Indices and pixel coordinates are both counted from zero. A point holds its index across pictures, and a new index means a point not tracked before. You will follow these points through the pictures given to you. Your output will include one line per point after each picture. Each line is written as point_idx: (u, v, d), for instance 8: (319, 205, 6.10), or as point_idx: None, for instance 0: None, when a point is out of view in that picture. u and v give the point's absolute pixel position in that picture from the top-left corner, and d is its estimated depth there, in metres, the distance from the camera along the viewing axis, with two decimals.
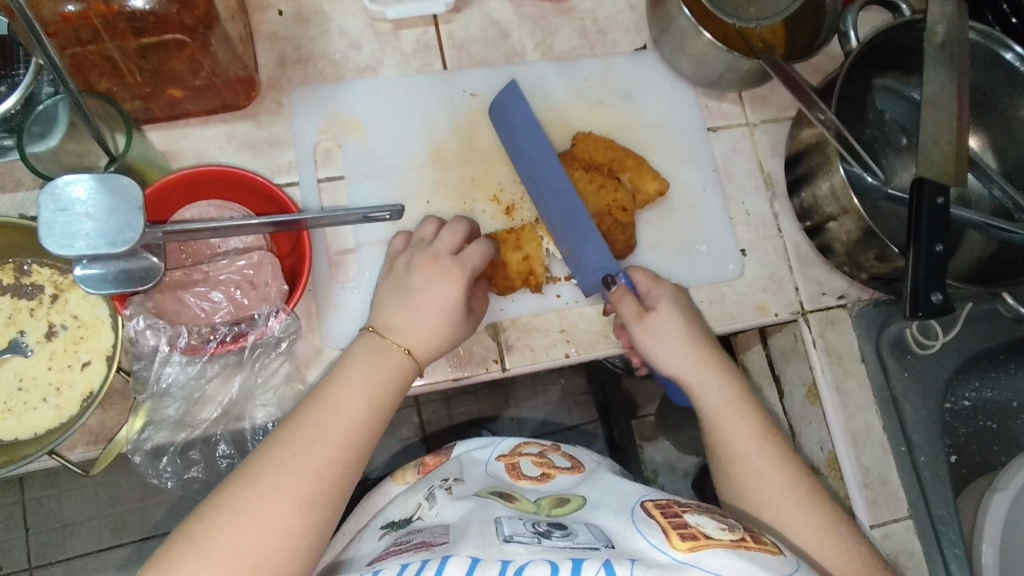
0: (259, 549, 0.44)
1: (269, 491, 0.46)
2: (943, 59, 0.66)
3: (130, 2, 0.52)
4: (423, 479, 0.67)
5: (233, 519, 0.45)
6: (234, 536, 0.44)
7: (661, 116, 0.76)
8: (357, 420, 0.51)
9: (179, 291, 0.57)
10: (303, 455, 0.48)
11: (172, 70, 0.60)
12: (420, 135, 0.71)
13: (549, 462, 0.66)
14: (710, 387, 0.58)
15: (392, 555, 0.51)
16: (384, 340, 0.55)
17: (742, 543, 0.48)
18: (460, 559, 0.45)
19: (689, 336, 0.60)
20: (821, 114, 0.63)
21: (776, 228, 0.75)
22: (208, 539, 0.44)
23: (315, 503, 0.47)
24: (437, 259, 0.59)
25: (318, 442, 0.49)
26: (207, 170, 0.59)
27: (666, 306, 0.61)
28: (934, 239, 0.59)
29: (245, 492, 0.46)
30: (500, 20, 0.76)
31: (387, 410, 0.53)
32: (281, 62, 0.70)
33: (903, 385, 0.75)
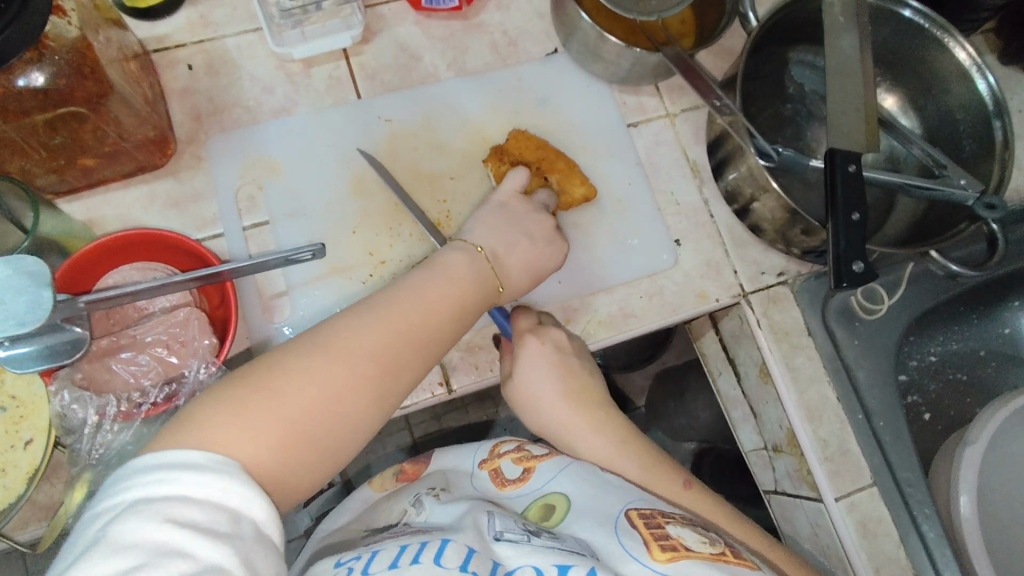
0: (315, 424, 0.47)
1: (333, 373, 0.49)
2: (845, 25, 0.67)
3: (21, 81, 0.53)
4: (409, 486, 0.69)
5: (268, 395, 0.46)
6: (295, 403, 0.47)
7: (581, 116, 0.76)
8: (427, 322, 0.55)
9: (106, 359, 0.57)
10: (370, 338, 0.51)
11: (78, 141, 0.60)
12: (341, 168, 0.71)
13: (528, 455, 0.65)
14: (583, 437, 0.63)
15: (390, 538, 0.54)
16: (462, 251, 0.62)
17: (721, 556, 0.50)
18: (457, 547, 0.49)
19: (563, 385, 0.64)
20: (718, 101, 0.63)
21: (708, 215, 0.75)
22: (269, 398, 0.46)
23: (377, 392, 0.51)
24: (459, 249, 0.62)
25: (386, 332, 0.52)
26: (123, 236, 0.59)
27: (526, 358, 0.64)
28: (851, 208, 0.60)
29: (287, 372, 0.48)
30: (410, 45, 0.76)
31: (463, 323, 0.58)
32: (196, 115, 0.71)
33: (854, 352, 0.74)
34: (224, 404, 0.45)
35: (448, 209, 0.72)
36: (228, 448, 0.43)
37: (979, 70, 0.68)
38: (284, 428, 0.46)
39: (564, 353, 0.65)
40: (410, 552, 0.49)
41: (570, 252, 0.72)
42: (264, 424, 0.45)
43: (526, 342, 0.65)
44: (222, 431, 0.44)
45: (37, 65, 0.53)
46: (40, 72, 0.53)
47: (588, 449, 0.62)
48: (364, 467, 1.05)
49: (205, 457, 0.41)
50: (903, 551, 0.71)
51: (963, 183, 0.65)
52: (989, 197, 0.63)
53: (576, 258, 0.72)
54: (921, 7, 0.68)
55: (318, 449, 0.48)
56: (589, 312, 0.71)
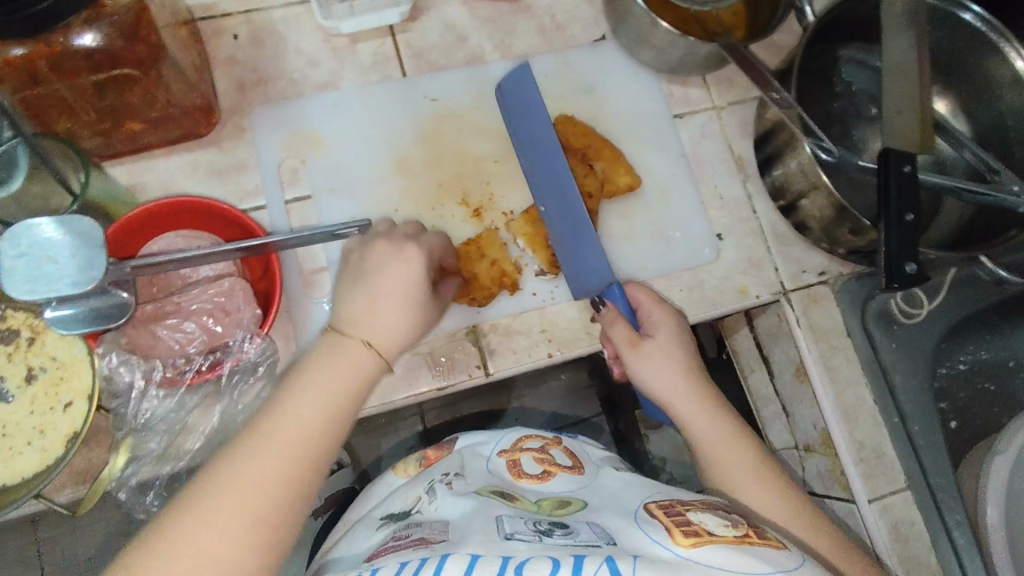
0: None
1: (214, 510, 0.42)
2: (905, 24, 0.66)
3: (75, 41, 0.51)
4: (424, 473, 0.67)
5: (173, 542, 0.41)
6: (177, 566, 0.41)
7: (626, 105, 0.76)
8: (305, 427, 0.47)
9: (151, 325, 0.57)
10: (250, 469, 0.44)
11: (127, 104, 0.59)
12: (385, 146, 0.71)
13: (550, 459, 0.65)
14: (705, 424, 0.59)
15: (393, 550, 0.51)
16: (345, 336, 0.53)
17: (745, 538, 0.49)
18: (459, 558, 0.46)
19: (685, 366, 0.61)
20: (775, 94, 0.62)
21: (751, 211, 0.74)
22: (147, 569, 0.40)
23: (264, 525, 0.44)
24: (391, 241, 0.58)
25: (270, 456, 0.45)
26: (169, 203, 0.59)
27: (658, 336, 0.62)
28: (904, 209, 0.59)
29: (187, 517, 0.42)
30: (457, 24, 0.75)
31: (344, 412, 0.50)
32: (240, 86, 0.70)
33: (892, 355, 0.74)
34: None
35: (491, 192, 0.71)
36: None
37: None
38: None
39: (688, 339, 0.64)
40: (412, 566, 0.46)
41: (610, 240, 0.72)
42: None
43: (661, 320, 0.64)
44: None
45: (93, 25, 0.51)
46: (93, 32, 0.51)
47: (713, 432, 0.59)
48: (382, 450, 1.05)
49: None
50: (933, 555, 0.71)
51: (1016, 190, 0.63)
52: None
53: (616, 247, 0.71)
54: (982, 11, 0.67)
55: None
56: None
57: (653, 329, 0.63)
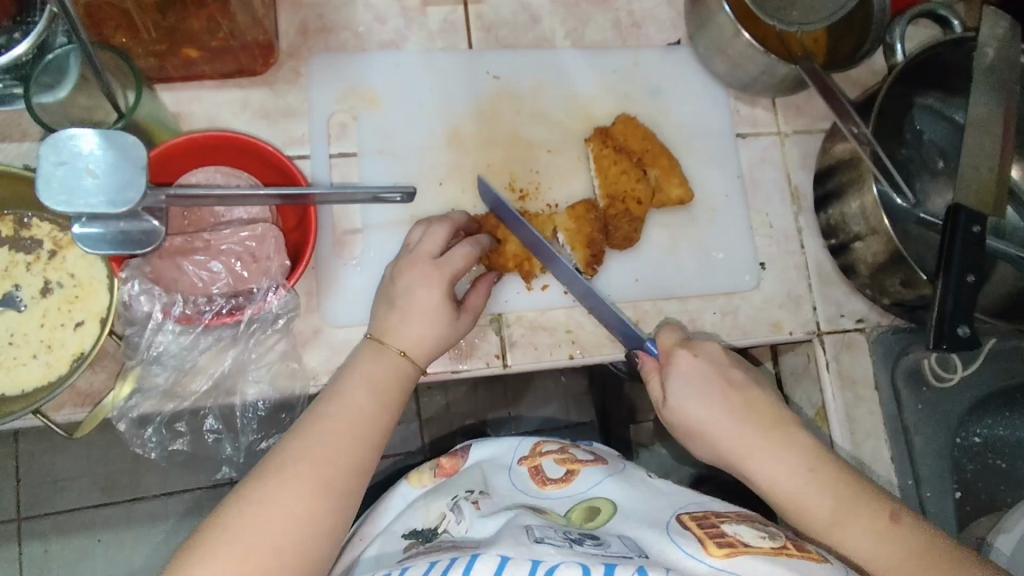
0: (281, 546, 0.45)
1: (289, 479, 0.47)
2: (990, 78, 0.64)
3: None
4: (443, 486, 0.64)
5: (254, 505, 0.46)
6: (254, 527, 0.45)
7: (690, 116, 0.73)
8: (366, 410, 0.52)
9: (178, 258, 0.55)
10: (315, 443, 0.49)
11: (187, 28, 0.57)
12: (439, 116, 0.69)
13: (572, 458, 0.64)
14: (763, 468, 0.53)
15: (423, 554, 0.52)
16: (384, 347, 0.56)
17: (784, 550, 0.48)
18: (489, 556, 0.45)
19: (719, 424, 0.55)
20: (854, 127, 0.60)
21: (798, 245, 0.72)
22: (226, 532, 0.45)
23: (330, 492, 0.48)
24: (418, 262, 0.57)
25: (336, 431, 0.50)
26: (215, 136, 0.57)
27: (677, 397, 0.57)
28: (966, 269, 0.57)
29: (267, 482, 0.47)
30: (531, 4, 0.73)
31: (399, 391, 0.55)
32: (303, 30, 0.68)
33: (916, 417, 0.72)
34: (198, 551, 0.44)
35: (539, 181, 0.69)
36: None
37: None
38: (258, 552, 0.44)
39: (727, 378, 0.57)
40: (440, 565, 0.47)
41: (651, 250, 0.69)
42: (233, 560, 0.43)
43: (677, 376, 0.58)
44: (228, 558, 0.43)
45: None
46: None
47: (779, 478, 0.53)
48: None
49: None
50: None
51: None
52: None
53: (656, 258, 0.69)
54: None
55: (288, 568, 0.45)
56: (659, 317, 0.68)
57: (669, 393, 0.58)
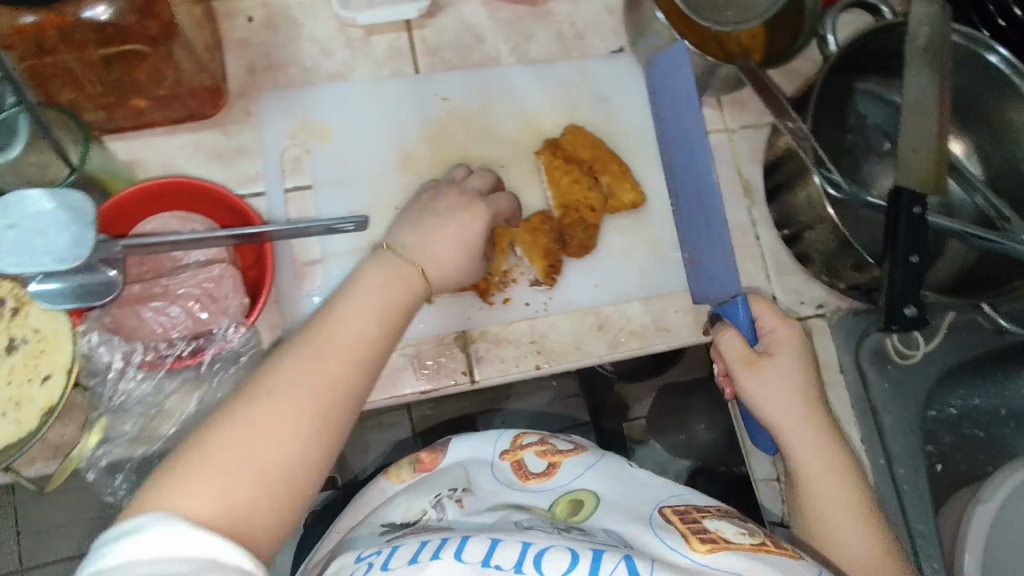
0: (270, 468, 0.43)
1: (277, 405, 0.45)
2: (928, 58, 0.65)
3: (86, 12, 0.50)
4: (425, 482, 0.65)
5: (240, 427, 0.43)
6: (240, 447, 0.42)
7: (638, 120, 0.75)
8: (363, 343, 0.49)
9: (137, 305, 0.56)
10: (306, 374, 0.46)
11: (133, 80, 0.59)
12: (391, 142, 0.70)
13: (552, 449, 0.65)
14: (807, 457, 0.56)
15: (410, 535, 0.52)
16: (393, 254, 0.56)
17: (762, 547, 0.49)
18: (479, 540, 0.47)
19: (802, 401, 0.57)
20: (791, 123, 0.61)
21: (754, 237, 0.73)
22: (207, 450, 0.42)
23: (322, 431, 0.45)
24: (463, 193, 0.63)
25: (334, 338, 0.48)
26: (166, 183, 0.58)
27: (779, 357, 0.59)
28: (911, 249, 0.58)
29: (252, 405, 0.44)
30: (474, 25, 0.74)
31: (391, 337, 0.52)
32: (250, 69, 0.70)
33: (884, 397, 0.73)
34: (172, 474, 0.41)
35: None
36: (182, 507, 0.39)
37: None
38: (245, 470, 0.42)
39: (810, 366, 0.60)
40: (430, 546, 0.47)
41: (609, 255, 0.71)
42: (212, 470, 0.41)
43: (791, 338, 0.60)
44: (207, 482, 0.41)
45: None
46: (105, 6, 0.50)
47: (813, 470, 0.56)
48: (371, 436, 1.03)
49: (148, 516, 0.38)
50: None
51: None
52: None
53: (615, 262, 0.71)
54: (1009, 55, 0.65)
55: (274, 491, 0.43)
56: (622, 321, 0.69)
57: (772, 351, 0.60)
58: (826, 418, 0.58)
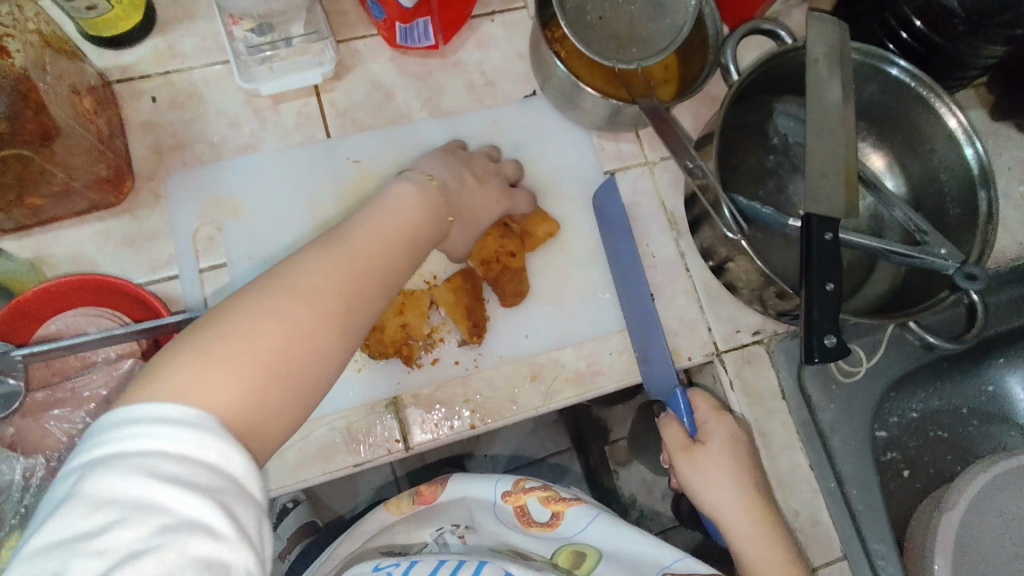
0: (288, 351, 0.41)
1: (283, 305, 0.42)
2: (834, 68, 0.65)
3: None
4: (424, 516, 0.65)
5: (249, 321, 0.41)
6: (250, 339, 0.40)
7: (556, 162, 0.75)
8: (388, 236, 0.51)
9: (40, 414, 0.54)
10: (338, 257, 0.47)
11: (24, 183, 0.58)
12: (304, 210, 0.69)
13: (556, 495, 0.62)
14: (749, 541, 0.58)
15: (429, 552, 0.58)
16: (398, 194, 0.55)
17: None
18: (495, 568, 0.52)
19: (739, 485, 0.60)
20: (690, 161, 0.62)
21: (683, 268, 0.73)
22: (222, 342, 0.39)
23: (347, 328, 0.44)
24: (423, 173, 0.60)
25: (354, 242, 0.49)
26: (66, 282, 0.57)
27: (715, 442, 0.62)
28: (825, 277, 0.57)
29: (257, 302, 0.42)
30: (383, 82, 0.74)
31: (420, 244, 0.54)
32: (157, 149, 0.69)
33: (831, 418, 0.72)
34: (185, 358, 0.38)
35: None
36: (197, 403, 0.37)
37: (968, 137, 0.65)
38: (267, 363, 0.40)
39: (745, 453, 0.63)
40: (449, 564, 0.53)
41: (536, 302, 0.70)
42: (230, 367, 0.39)
43: (720, 427, 0.63)
44: (228, 372, 0.38)
45: None
46: None
47: (759, 555, 0.57)
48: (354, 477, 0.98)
49: (177, 412, 0.35)
50: None
51: (943, 253, 0.62)
52: (969, 267, 0.59)
53: (543, 309, 0.70)
54: (909, 66, 0.65)
55: (288, 383, 0.41)
56: (557, 368, 0.69)
57: (709, 436, 0.63)
58: (761, 497, 0.60)
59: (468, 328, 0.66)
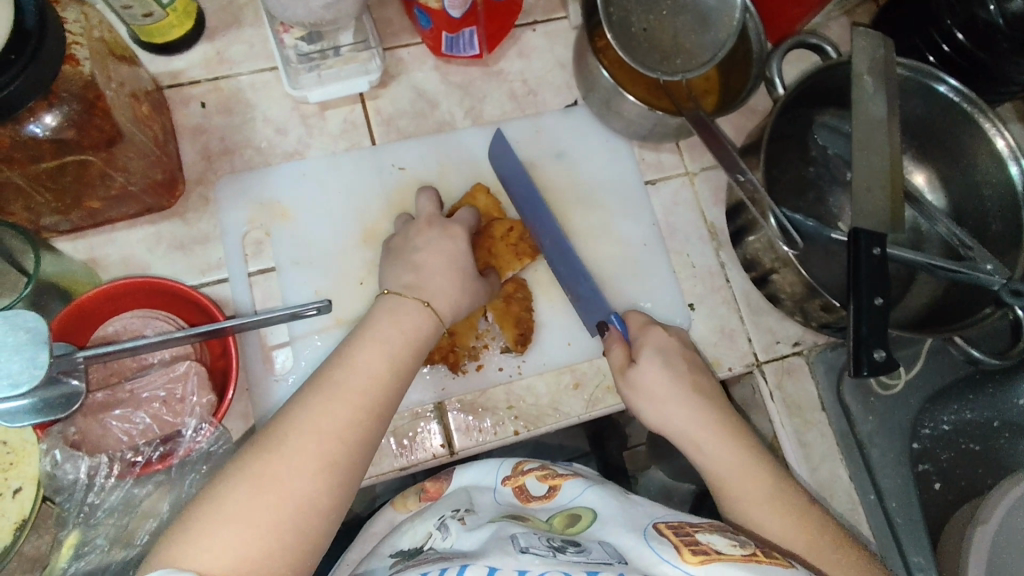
0: (282, 525, 0.45)
1: (293, 453, 0.47)
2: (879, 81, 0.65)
3: (38, 121, 0.51)
4: (431, 507, 0.62)
5: (262, 492, 0.45)
6: (254, 511, 0.45)
7: (598, 172, 0.75)
8: (375, 381, 0.52)
9: (101, 414, 0.55)
10: (328, 414, 0.49)
11: (83, 185, 0.59)
12: (351, 216, 0.70)
13: (552, 473, 0.63)
14: (705, 451, 0.58)
15: (415, 565, 0.49)
16: (402, 298, 0.57)
17: (754, 557, 0.47)
18: (478, 567, 0.44)
19: (681, 397, 0.60)
20: (741, 175, 0.63)
21: (723, 278, 0.73)
22: (231, 504, 0.45)
23: (338, 466, 0.48)
24: (432, 222, 0.63)
25: (337, 402, 0.50)
26: (125, 284, 0.58)
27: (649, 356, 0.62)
28: (874, 291, 0.58)
29: (269, 454, 0.47)
30: (427, 90, 0.75)
31: (407, 371, 0.54)
32: (206, 154, 0.70)
33: (870, 429, 0.73)
34: (211, 508, 0.45)
35: None
36: (222, 548, 0.43)
37: (1013, 155, 0.65)
38: (272, 522, 0.45)
39: (685, 359, 0.63)
40: None
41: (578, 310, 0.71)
42: (236, 537, 0.44)
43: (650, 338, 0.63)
44: (239, 527, 0.44)
45: (52, 108, 0.51)
46: (52, 114, 0.51)
47: (718, 464, 0.57)
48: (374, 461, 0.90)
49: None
50: None
51: (990, 269, 0.62)
52: (1016, 284, 0.59)
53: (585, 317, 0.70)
54: (958, 84, 0.66)
55: (295, 537, 0.46)
56: (598, 377, 0.69)
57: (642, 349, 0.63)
58: (713, 405, 0.60)
59: (513, 334, 0.67)
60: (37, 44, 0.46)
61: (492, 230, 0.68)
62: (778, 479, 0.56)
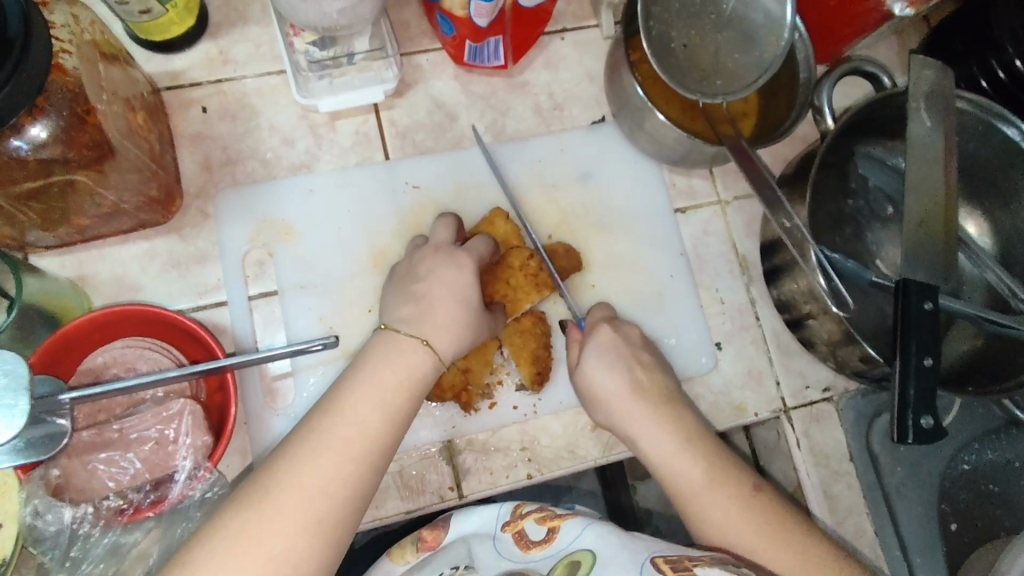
0: None
1: (277, 513, 0.43)
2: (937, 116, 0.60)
3: (25, 132, 0.46)
4: (426, 563, 0.57)
5: (244, 556, 0.41)
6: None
7: (625, 196, 0.70)
8: (368, 429, 0.48)
9: (87, 455, 0.52)
10: (316, 469, 0.45)
11: (72, 203, 0.54)
12: (360, 236, 0.65)
13: (552, 514, 0.56)
14: (640, 433, 0.57)
15: None
16: (397, 334, 0.53)
17: None
18: None
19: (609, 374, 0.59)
20: (786, 219, 0.57)
21: (753, 317, 0.69)
22: (208, 569, 0.41)
23: (328, 523, 0.44)
24: (440, 249, 0.58)
25: (327, 455, 0.45)
26: (116, 312, 0.53)
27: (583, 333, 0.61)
28: (924, 351, 0.54)
29: (250, 514, 0.43)
30: (446, 101, 0.69)
31: (403, 414, 0.50)
32: (206, 165, 0.64)
33: (896, 481, 0.71)
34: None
35: None
36: None
37: None
38: None
39: (614, 329, 0.61)
40: None
41: None
42: None
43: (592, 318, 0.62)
44: None
45: (39, 119, 0.46)
46: (40, 126, 0.46)
47: (656, 446, 0.56)
48: None
49: None
50: None
51: None
52: None
53: None
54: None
55: None
56: None
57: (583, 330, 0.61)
58: (644, 383, 0.59)
59: (530, 373, 0.62)
60: (19, 55, 0.40)
61: (510, 260, 0.63)
62: (713, 454, 0.55)
